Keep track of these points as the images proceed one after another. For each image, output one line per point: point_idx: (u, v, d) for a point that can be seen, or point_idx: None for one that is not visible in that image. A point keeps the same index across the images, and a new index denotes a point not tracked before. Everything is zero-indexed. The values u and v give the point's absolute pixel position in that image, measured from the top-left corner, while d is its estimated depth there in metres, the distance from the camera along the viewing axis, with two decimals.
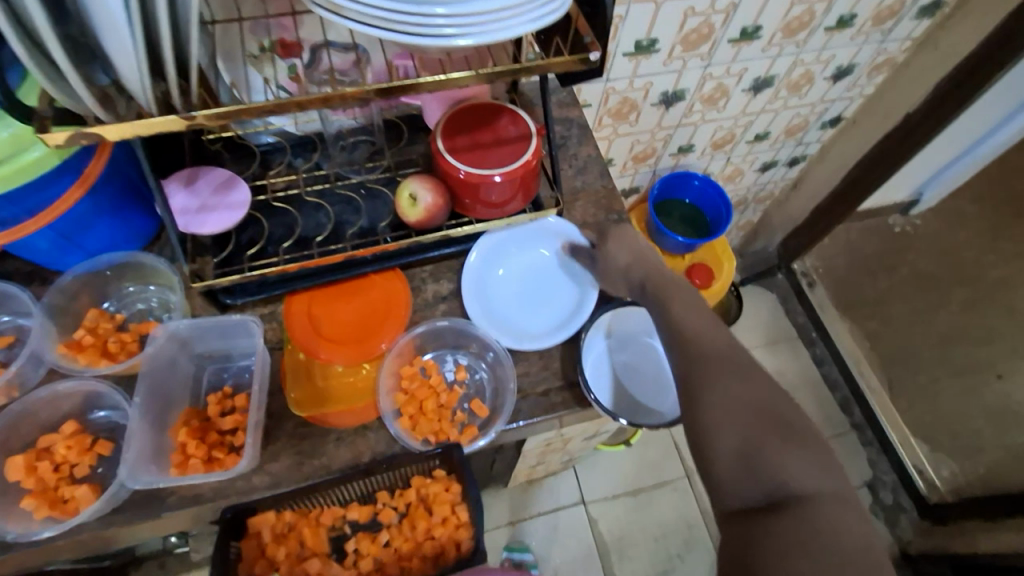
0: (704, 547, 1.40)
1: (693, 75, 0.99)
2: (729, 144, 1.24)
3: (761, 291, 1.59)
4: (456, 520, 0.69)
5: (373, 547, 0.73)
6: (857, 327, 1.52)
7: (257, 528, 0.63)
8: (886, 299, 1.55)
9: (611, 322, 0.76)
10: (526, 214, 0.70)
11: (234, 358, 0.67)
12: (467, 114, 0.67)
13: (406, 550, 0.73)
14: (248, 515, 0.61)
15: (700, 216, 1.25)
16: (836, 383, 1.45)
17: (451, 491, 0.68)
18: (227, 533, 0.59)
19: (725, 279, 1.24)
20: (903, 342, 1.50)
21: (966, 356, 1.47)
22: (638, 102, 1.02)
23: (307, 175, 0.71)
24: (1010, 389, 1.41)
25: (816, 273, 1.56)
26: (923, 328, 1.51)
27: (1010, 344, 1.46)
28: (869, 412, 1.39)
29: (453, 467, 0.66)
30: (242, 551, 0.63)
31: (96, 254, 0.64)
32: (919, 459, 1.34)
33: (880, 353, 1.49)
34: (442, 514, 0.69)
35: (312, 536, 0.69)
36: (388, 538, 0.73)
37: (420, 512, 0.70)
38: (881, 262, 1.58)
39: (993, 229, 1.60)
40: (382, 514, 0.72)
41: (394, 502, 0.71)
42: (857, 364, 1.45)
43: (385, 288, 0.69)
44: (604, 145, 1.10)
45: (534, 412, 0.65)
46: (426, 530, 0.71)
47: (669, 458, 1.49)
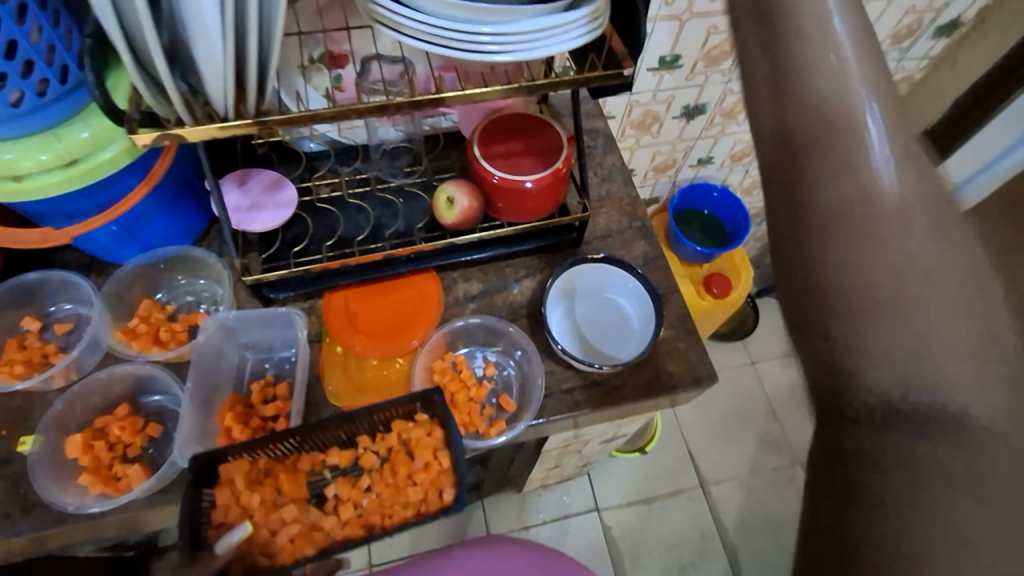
0: (717, 558, 1.40)
1: (714, 90, 1.02)
2: (748, 157, 1.27)
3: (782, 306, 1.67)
4: (439, 467, 0.63)
5: (354, 493, 0.65)
6: None
7: (231, 475, 0.59)
8: None
9: (588, 275, 0.75)
10: (555, 218, 0.72)
11: (275, 349, 0.70)
12: (502, 123, 0.71)
13: (388, 498, 0.65)
14: (221, 463, 0.58)
15: (718, 226, 1.29)
16: None
17: (434, 436, 0.64)
18: (199, 485, 0.56)
19: (742, 289, 1.26)
20: None
21: None
22: (660, 114, 1.06)
23: (350, 179, 0.74)
24: None
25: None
26: None
27: None
28: None
29: (435, 413, 0.63)
30: (214, 500, 0.58)
31: (151, 248, 0.68)
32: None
33: None
34: (424, 460, 0.64)
35: (289, 482, 0.63)
36: (370, 484, 0.65)
37: (401, 458, 0.65)
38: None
39: None
40: (363, 459, 0.66)
41: (376, 446, 0.66)
42: None
43: (418, 288, 0.72)
44: (626, 155, 1.13)
45: (559, 408, 0.67)
46: (408, 477, 0.65)
47: (684, 466, 1.51)
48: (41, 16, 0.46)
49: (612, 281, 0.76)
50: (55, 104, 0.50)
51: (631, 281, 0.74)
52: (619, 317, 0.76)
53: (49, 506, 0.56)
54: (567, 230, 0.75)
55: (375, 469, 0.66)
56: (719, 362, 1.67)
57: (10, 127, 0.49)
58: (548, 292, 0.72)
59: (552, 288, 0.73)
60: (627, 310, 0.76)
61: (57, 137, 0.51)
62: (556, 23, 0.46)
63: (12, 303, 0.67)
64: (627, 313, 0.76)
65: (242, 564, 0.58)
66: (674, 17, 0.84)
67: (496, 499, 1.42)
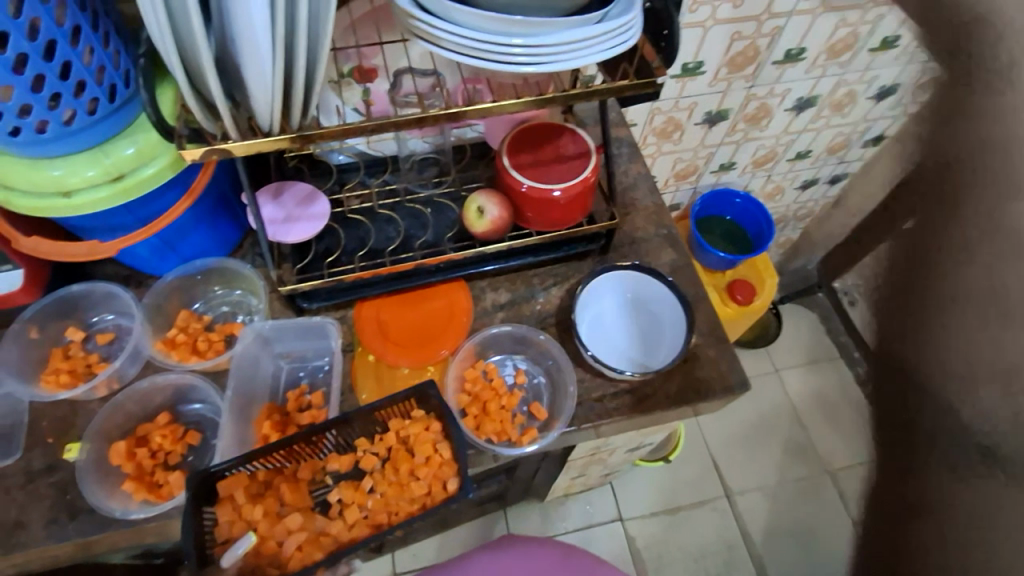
0: (744, 570, 1.38)
1: (737, 96, 1.02)
2: (771, 162, 1.26)
3: (801, 310, 1.74)
4: (441, 458, 0.63)
5: (358, 496, 0.65)
6: None
7: (229, 490, 0.59)
8: None
9: (614, 282, 0.75)
10: (583, 227, 0.72)
11: (309, 358, 0.72)
12: (529, 134, 0.72)
13: (393, 496, 0.64)
14: (218, 478, 0.58)
15: (741, 233, 1.28)
16: None
17: (432, 429, 0.64)
18: (199, 500, 0.56)
19: (766, 295, 1.25)
20: None
21: None
22: (682, 121, 1.06)
23: (380, 191, 0.76)
24: None
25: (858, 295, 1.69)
26: None
27: None
28: None
29: (432, 407, 0.64)
30: (216, 518, 0.58)
31: (189, 259, 0.70)
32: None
33: None
34: (425, 454, 0.64)
35: (291, 491, 0.64)
36: (373, 485, 0.65)
37: (402, 455, 0.65)
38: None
39: None
40: (363, 462, 0.66)
41: (376, 447, 0.66)
42: None
43: (448, 298, 0.73)
44: (648, 163, 1.13)
45: (593, 418, 0.67)
46: (410, 473, 0.65)
47: (708, 476, 1.49)
48: (93, 38, 0.48)
49: (640, 286, 0.75)
50: (104, 121, 0.52)
51: (659, 284, 0.74)
52: (648, 323, 0.76)
53: (95, 512, 0.58)
54: (595, 239, 0.75)
55: (377, 471, 0.66)
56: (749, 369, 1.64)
57: (62, 144, 0.51)
58: (577, 299, 0.72)
59: (582, 296, 0.73)
60: (655, 311, 0.76)
61: (105, 153, 0.53)
62: (590, 35, 0.47)
63: (55, 315, 0.69)
64: (657, 314, 0.75)
65: None
66: (698, 24, 0.85)
67: (518, 510, 1.41)
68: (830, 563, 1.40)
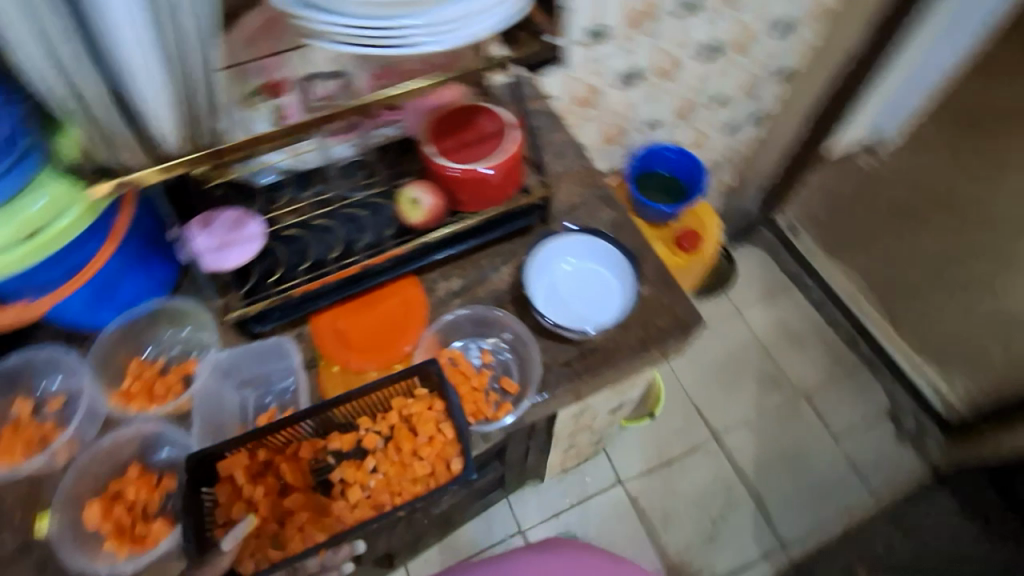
0: (744, 502, 1.45)
1: (645, 52, 1.06)
2: (692, 112, 1.31)
3: (749, 249, 1.81)
4: (443, 439, 0.66)
5: (360, 475, 0.67)
6: (852, 267, 1.72)
7: (229, 471, 0.62)
8: (872, 237, 1.75)
9: (561, 249, 0.78)
10: (520, 199, 0.74)
11: (274, 380, 0.70)
12: (447, 119, 0.73)
13: (394, 476, 0.67)
14: (219, 459, 0.62)
15: (677, 184, 1.33)
16: (841, 323, 1.67)
17: (434, 408, 0.66)
18: (197, 483, 0.60)
19: (713, 239, 1.31)
20: (898, 277, 1.70)
21: (961, 274, 1.67)
22: (598, 86, 1.09)
23: (312, 202, 0.75)
24: (999, 300, 1.62)
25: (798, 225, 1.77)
26: (910, 256, 1.71)
27: (989, 255, 1.68)
28: (874, 346, 1.62)
29: (434, 385, 0.66)
30: (216, 498, 0.62)
31: (128, 306, 0.68)
32: (906, 373, 1.58)
33: (878, 290, 1.69)
34: (428, 434, 0.66)
35: (292, 471, 0.66)
36: (375, 465, 0.68)
37: (404, 434, 0.67)
38: (858, 208, 1.78)
39: (949, 152, 1.82)
40: (366, 441, 0.68)
41: (378, 426, 0.69)
42: (855, 303, 1.67)
43: (401, 294, 0.74)
44: (574, 132, 1.16)
45: (566, 382, 0.70)
46: (413, 453, 0.67)
47: (694, 422, 1.54)
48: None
49: (587, 251, 0.78)
50: (5, 177, 0.48)
51: (605, 243, 0.77)
52: (603, 287, 0.77)
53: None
54: (533, 210, 0.76)
55: (380, 449, 0.69)
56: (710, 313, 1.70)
57: None
58: (526, 271, 0.75)
59: (530, 268, 0.75)
60: (608, 276, 0.77)
61: (12, 212, 0.50)
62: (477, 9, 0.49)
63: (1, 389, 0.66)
64: (609, 282, 0.77)
65: (252, 556, 0.61)
66: None
67: (522, 495, 1.44)
68: (820, 477, 1.48)
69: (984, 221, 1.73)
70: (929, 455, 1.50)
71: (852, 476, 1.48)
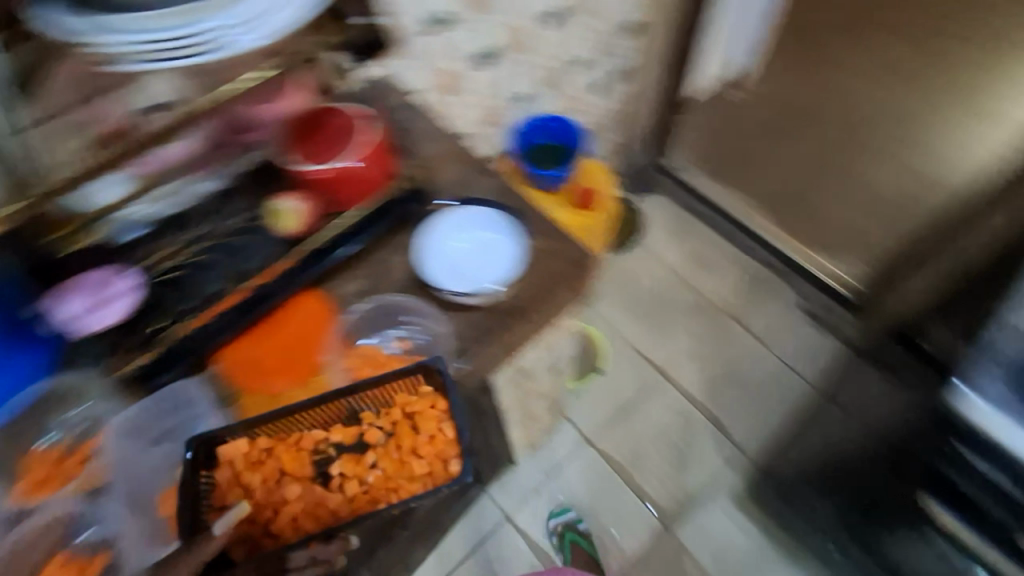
0: (703, 428, 1.53)
1: (491, 30, 1.10)
2: (558, 79, 1.35)
3: (656, 199, 1.87)
4: (442, 438, 0.74)
5: (358, 470, 0.75)
6: (744, 189, 1.83)
7: (229, 456, 0.70)
8: (754, 158, 1.88)
9: (450, 225, 0.77)
10: (394, 189, 0.77)
11: (190, 428, 0.69)
12: (300, 128, 0.76)
13: (391, 472, 0.76)
14: (219, 444, 0.69)
15: (561, 148, 1.35)
16: (748, 244, 1.76)
17: (437, 407, 0.73)
18: (199, 465, 0.68)
19: (606, 193, 1.39)
20: (787, 189, 1.83)
21: (834, 175, 1.83)
22: (457, 71, 1.12)
23: (185, 242, 0.72)
24: (871, 188, 1.80)
25: (690, 164, 1.87)
26: (790, 167, 1.85)
27: (851, 152, 1.86)
28: (782, 256, 1.73)
29: (437, 384, 0.73)
30: (215, 481, 0.70)
31: (9, 397, 0.62)
32: (811, 270, 1.69)
33: (771, 204, 1.81)
34: (427, 432, 0.74)
35: (291, 460, 0.74)
36: (373, 460, 0.76)
37: (405, 431, 0.75)
38: (735, 136, 1.91)
39: (801, 64, 1.97)
40: (368, 435, 0.76)
41: (380, 422, 0.76)
42: (754, 221, 1.78)
43: (302, 309, 0.73)
44: (448, 120, 1.19)
45: (494, 353, 0.73)
46: (411, 450, 0.75)
47: (640, 368, 1.61)
48: None
49: (477, 220, 0.78)
50: None
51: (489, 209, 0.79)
52: (500, 249, 0.76)
53: None
54: (411, 197, 0.78)
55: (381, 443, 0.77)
56: (625, 269, 1.76)
57: None
58: (423, 257, 0.75)
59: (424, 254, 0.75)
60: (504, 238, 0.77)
61: None
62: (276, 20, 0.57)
63: None
64: (506, 244, 0.77)
65: (247, 530, 0.71)
66: None
67: (499, 481, 1.48)
68: (760, 383, 1.59)
69: (846, 123, 1.89)
70: (848, 339, 1.62)
71: (787, 374, 1.60)
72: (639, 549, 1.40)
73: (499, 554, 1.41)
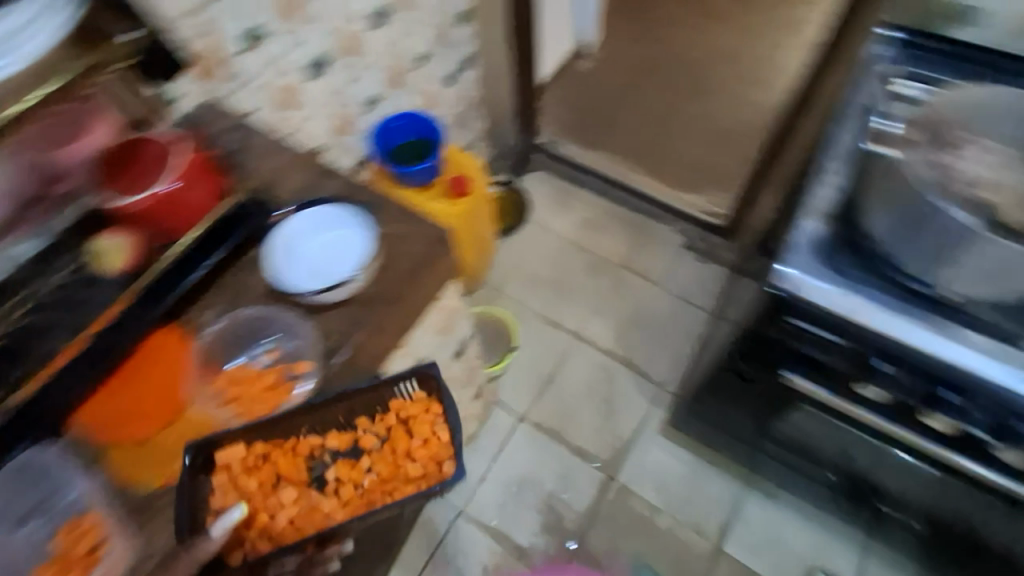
0: (624, 376, 1.61)
1: (318, 38, 1.10)
2: (404, 78, 1.37)
3: (534, 176, 1.93)
4: (436, 442, 0.80)
5: (353, 474, 0.81)
6: (609, 148, 1.94)
7: (227, 460, 0.73)
8: (613, 120, 2.00)
9: (294, 233, 0.79)
10: (225, 205, 0.77)
11: (60, 495, 0.67)
12: (111, 163, 0.74)
13: (384, 474, 0.81)
14: (215, 450, 0.72)
15: (424, 144, 1.37)
16: (623, 199, 1.87)
17: (430, 411, 0.81)
18: (198, 469, 0.71)
19: (480, 177, 1.42)
20: (647, 141, 1.95)
21: (684, 119, 1.98)
22: (295, 87, 1.11)
23: (11, 312, 0.68)
24: (718, 124, 1.96)
25: (558, 137, 1.96)
26: (645, 121, 1.99)
27: (695, 97, 2.02)
28: (656, 201, 1.84)
29: (432, 390, 0.81)
30: (212, 485, 0.73)
31: None
32: (684, 208, 1.81)
33: (636, 156, 1.92)
34: (422, 436, 0.81)
35: (287, 465, 0.78)
36: (368, 464, 0.82)
37: (400, 435, 0.82)
38: (591, 103, 2.03)
39: (628, 35, 2.19)
40: (362, 441, 0.82)
41: (375, 429, 0.83)
42: (625, 175, 1.89)
43: (161, 349, 0.75)
44: (299, 138, 1.17)
45: (371, 348, 0.76)
46: (404, 454, 0.81)
47: (554, 336, 1.67)
48: None
49: (322, 220, 0.80)
50: None
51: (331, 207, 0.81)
52: (346, 242, 0.79)
53: None
54: (246, 210, 0.79)
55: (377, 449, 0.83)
56: (508, 265, 1.79)
57: None
58: (272, 267, 0.77)
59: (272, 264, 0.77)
60: (350, 232, 0.80)
61: None
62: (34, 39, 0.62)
63: None
64: (351, 236, 0.79)
65: (241, 539, 0.71)
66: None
67: None
68: (664, 320, 1.68)
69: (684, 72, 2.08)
70: (728, 262, 1.74)
71: (686, 307, 1.69)
72: (589, 502, 1.45)
73: (461, 548, 1.42)
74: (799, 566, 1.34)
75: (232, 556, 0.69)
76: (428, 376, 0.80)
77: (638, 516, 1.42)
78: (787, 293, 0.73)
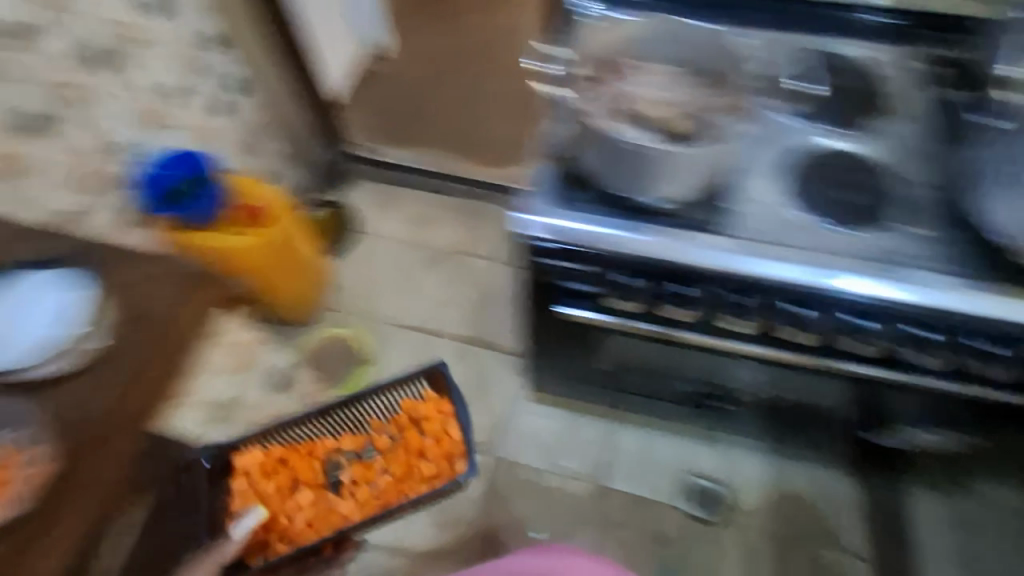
0: (488, 356, 1.64)
1: (24, 95, 1.00)
2: (163, 116, 1.29)
3: (358, 187, 1.91)
4: (444, 445, 1.37)
5: (369, 473, 1.37)
6: (423, 141, 1.95)
7: (251, 464, 1.29)
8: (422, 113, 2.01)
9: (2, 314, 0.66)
10: None
11: None
12: None
13: (399, 473, 1.37)
14: (240, 455, 1.29)
15: (201, 183, 1.28)
16: (448, 187, 1.90)
17: (440, 411, 1.38)
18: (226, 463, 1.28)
19: (270, 195, 1.44)
20: (458, 127, 1.99)
21: (488, 99, 2.04)
22: (14, 153, 1.00)
23: None
24: (520, 95, 2.04)
25: (371, 144, 1.93)
26: (453, 109, 2.03)
27: (495, 74, 2.08)
28: (479, 182, 1.89)
29: (439, 391, 1.39)
30: (242, 485, 1.28)
31: None
32: (504, 183, 1.88)
33: (451, 145, 1.95)
34: (433, 436, 1.38)
35: (303, 468, 1.35)
36: (381, 466, 1.38)
37: (415, 434, 1.38)
38: (397, 101, 2.03)
39: (419, 26, 2.19)
40: (377, 442, 1.39)
41: (388, 432, 1.40)
42: (445, 164, 1.92)
43: None
44: (37, 208, 1.05)
45: (127, 407, 0.59)
46: (421, 453, 1.38)
47: (411, 337, 1.67)
48: None
49: (32, 289, 0.66)
50: None
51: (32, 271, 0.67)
52: (61, 304, 0.65)
53: None
54: None
55: (390, 450, 1.39)
56: (348, 292, 1.74)
57: None
58: None
59: None
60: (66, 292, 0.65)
61: None
62: None
63: None
64: (69, 294, 0.65)
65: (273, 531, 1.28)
66: None
67: None
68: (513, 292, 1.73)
69: (484, 55, 2.12)
70: None
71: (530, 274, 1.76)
72: (477, 487, 1.47)
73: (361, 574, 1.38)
74: (675, 477, 1.46)
75: (253, 556, 1.24)
76: (427, 376, 1.38)
77: (526, 482, 1.47)
78: (540, 236, 0.81)
